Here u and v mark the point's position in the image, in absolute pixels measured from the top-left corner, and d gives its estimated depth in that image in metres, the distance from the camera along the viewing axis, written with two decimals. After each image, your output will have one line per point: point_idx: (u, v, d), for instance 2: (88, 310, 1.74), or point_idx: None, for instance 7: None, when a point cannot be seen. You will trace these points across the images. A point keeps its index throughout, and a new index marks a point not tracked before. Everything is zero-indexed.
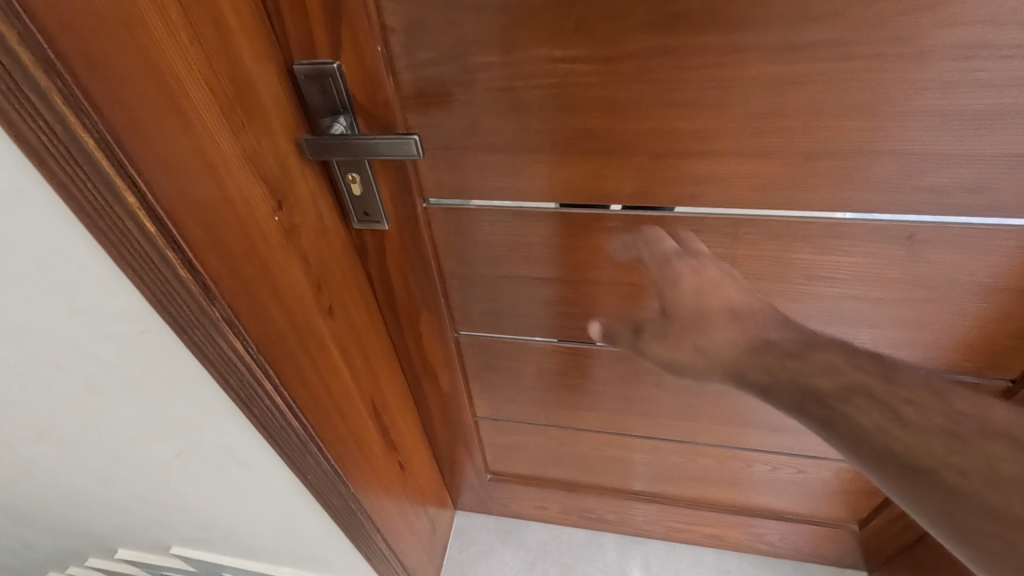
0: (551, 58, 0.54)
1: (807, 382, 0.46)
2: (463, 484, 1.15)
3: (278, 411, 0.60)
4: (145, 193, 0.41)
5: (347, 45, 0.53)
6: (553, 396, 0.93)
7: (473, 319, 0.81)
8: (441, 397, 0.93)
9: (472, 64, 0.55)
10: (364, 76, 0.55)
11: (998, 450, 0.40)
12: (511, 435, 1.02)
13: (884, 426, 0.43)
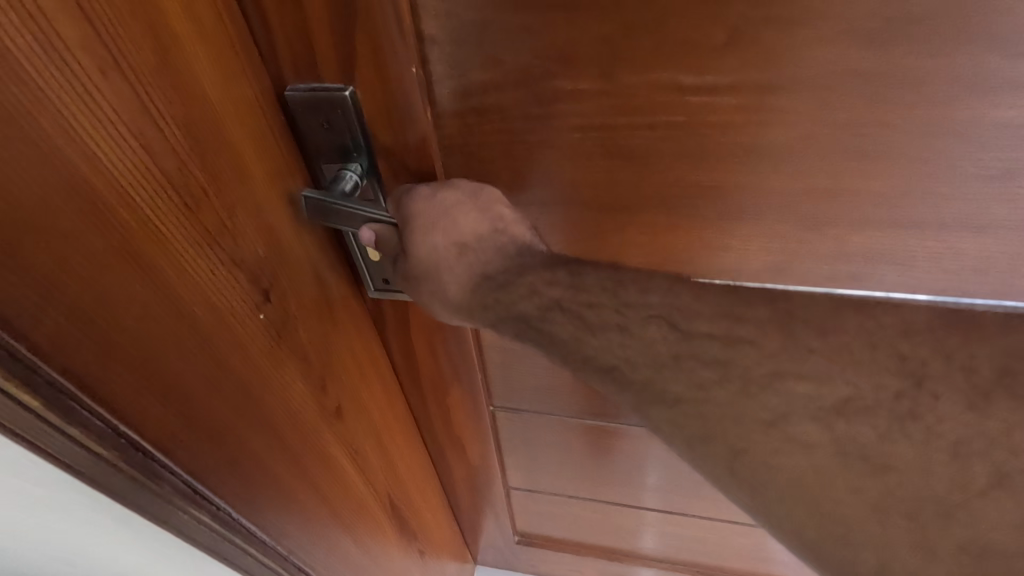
0: (672, 86, 0.35)
1: (529, 310, 0.40)
2: (485, 542, 1.00)
3: (263, 563, 0.44)
4: (17, 352, 0.24)
5: (364, 62, 0.34)
6: (599, 471, 0.77)
7: (514, 392, 0.65)
8: (471, 472, 0.77)
9: (553, 91, 0.36)
10: (390, 115, 0.36)
11: (668, 341, 0.37)
12: (548, 504, 0.87)
13: (577, 333, 0.39)
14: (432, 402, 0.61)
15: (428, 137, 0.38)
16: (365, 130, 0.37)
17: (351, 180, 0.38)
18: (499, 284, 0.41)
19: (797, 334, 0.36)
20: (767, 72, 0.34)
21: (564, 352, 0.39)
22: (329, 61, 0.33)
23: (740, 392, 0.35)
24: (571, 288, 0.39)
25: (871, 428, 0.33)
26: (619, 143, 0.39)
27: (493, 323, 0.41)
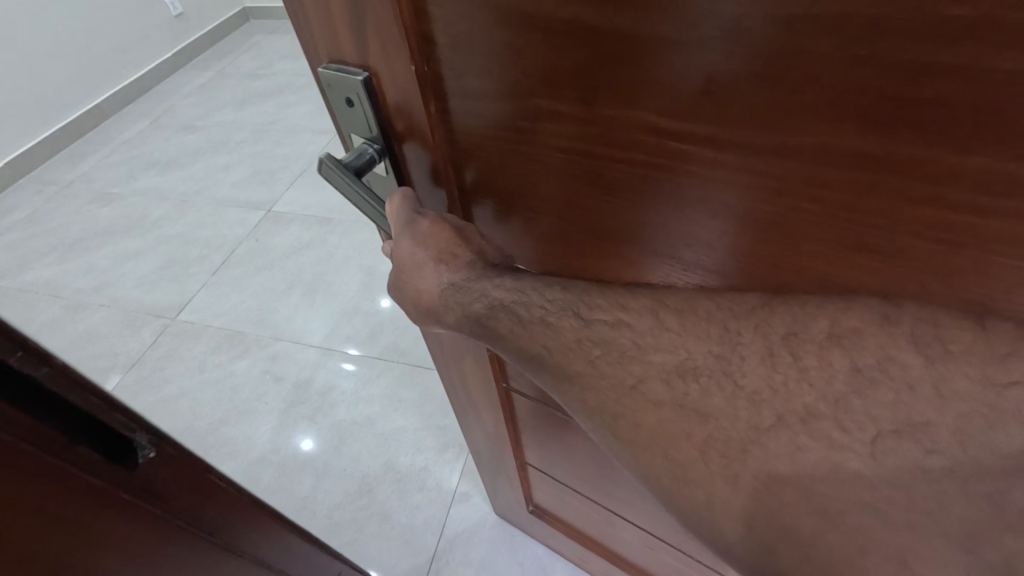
0: (648, 128, 0.28)
1: (474, 312, 0.39)
2: (506, 502, 1.01)
3: None
4: None
5: (378, 53, 0.34)
6: (610, 481, 0.69)
7: (521, 377, 0.61)
8: (490, 437, 0.80)
9: (532, 110, 0.31)
10: (397, 99, 0.36)
11: (576, 327, 0.35)
12: (564, 493, 0.83)
13: (512, 328, 0.37)
14: (450, 358, 0.66)
15: (430, 132, 0.37)
16: (382, 117, 0.39)
17: (367, 157, 0.41)
18: (457, 289, 0.39)
19: (664, 313, 0.33)
20: (759, 133, 0.25)
21: (512, 349, 0.37)
22: (349, 52, 0.35)
23: (615, 362, 0.34)
24: (514, 288, 0.38)
25: (699, 387, 0.31)
26: (598, 170, 0.32)
27: (458, 329, 0.40)
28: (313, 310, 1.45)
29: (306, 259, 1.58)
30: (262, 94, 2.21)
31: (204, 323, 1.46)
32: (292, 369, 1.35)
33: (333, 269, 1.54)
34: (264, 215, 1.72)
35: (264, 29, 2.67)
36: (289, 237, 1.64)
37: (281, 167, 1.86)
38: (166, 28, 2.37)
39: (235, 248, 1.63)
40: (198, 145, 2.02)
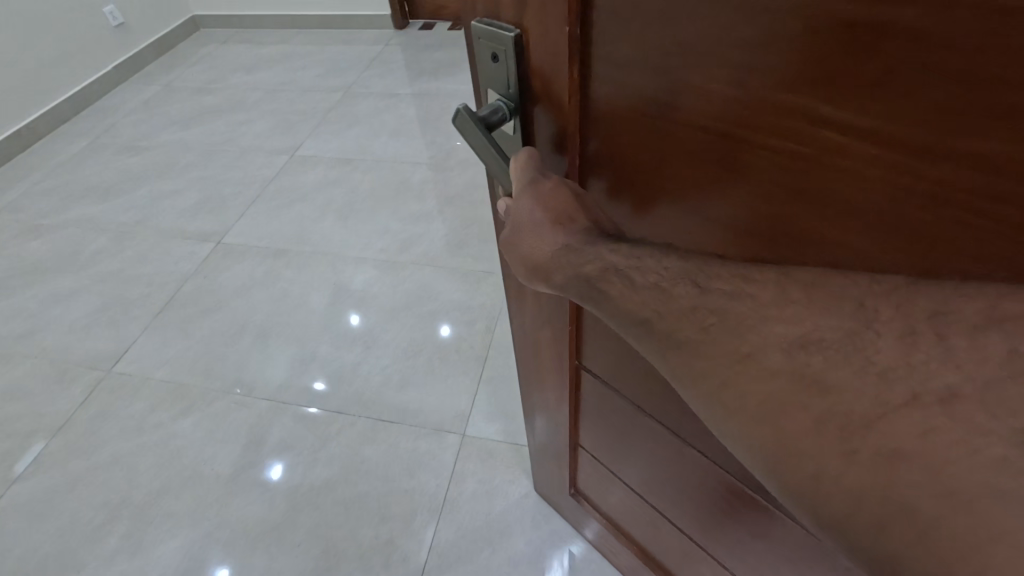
0: (810, 116, 0.28)
1: (586, 271, 0.39)
2: (551, 484, 1.04)
3: None
4: None
5: (534, 11, 0.36)
6: (662, 478, 0.69)
7: (597, 355, 0.61)
8: (550, 409, 0.81)
9: (681, 85, 0.31)
10: (542, 59, 0.38)
11: (690, 295, 0.34)
12: (612, 483, 0.84)
13: (622, 290, 0.37)
14: (530, 322, 0.68)
15: (566, 95, 0.38)
16: (523, 75, 0.41)
17: (499, 113, 0.43)
18: (571, 251, 0.40)
19: (789, 286, 0.32)
20: (929, 122, 0.24)
21: (615, 311, 0.37)
22: (507, 7, 0.38)
23: (730, 327, 0.32)
24: (628, 255, 0.38)
25: (825, 359, 0.29)
26: (733, 154, 0.32)
27: (564, 288, 0.41)
28: (235, 344, 1.50)
29: (260, 298, 1.62)
30: (216, 109, 2.46)
31: (145, 376, 1.44)
32: (247, 420, 1.34)
33: (276, 312, 1.58)
34: (213, 247, 1.79)
35: (205, 44, 2.99)
36: (241, 272, 1.70)
37: (231, 193, 2.00)
38: (104, 39, 2.59)
39: (178, 289, 1.66)
40: (138, 169, 2.15)
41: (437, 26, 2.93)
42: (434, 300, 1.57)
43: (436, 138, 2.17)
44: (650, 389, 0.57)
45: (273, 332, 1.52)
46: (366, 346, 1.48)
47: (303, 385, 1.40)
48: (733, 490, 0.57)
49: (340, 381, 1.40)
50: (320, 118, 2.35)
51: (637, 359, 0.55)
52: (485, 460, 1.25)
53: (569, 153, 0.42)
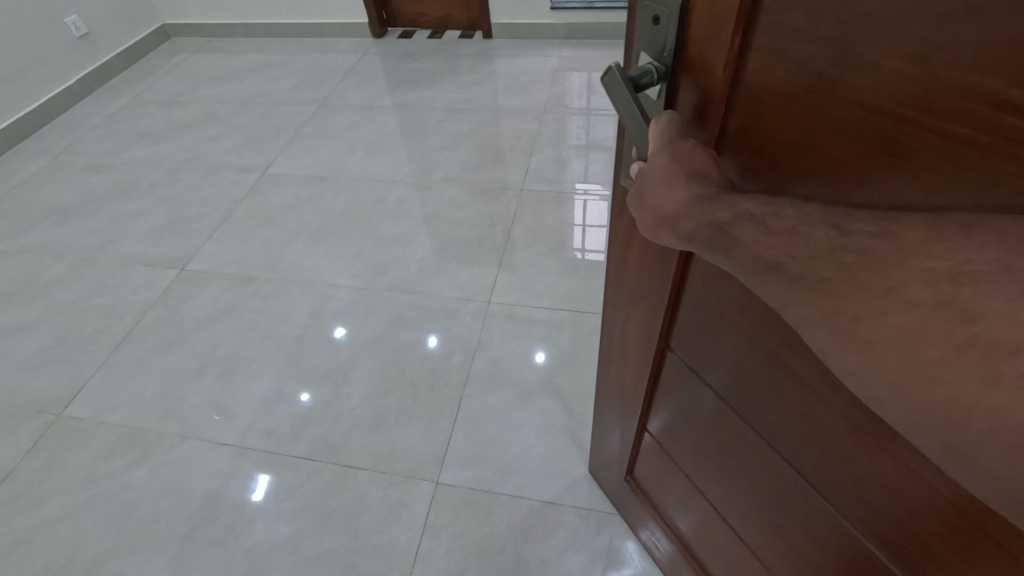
0: (989, 100, 0.27)
1: (715, 220, 0.40)
2: (605, 462, 1.10)
3: None
4: None
5: None
6: (728, 476, 0.69)
7: (685, 337, 0.63)
8: (624, 389, 0.85)
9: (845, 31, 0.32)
10: (705, 25, 0.40)
11: (828, 238, 0.34)
12: (673, 474, 0.85)
13: (754, 235, 0.37)
14: (624, 298, 0.72)
15: (722, 65, 0.40)
16: (681, 40, 0.43)
17: (649, 75, 0.46)
18: (704, 201, 0.41)
19: (943, 227, 0.30)
20: None
21: (746, 259, 0.38)
22: None
23: (868, 262, 0.32)
24: (767, 204, 0.38)
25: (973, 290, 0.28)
26: (891, 140, 0.32)
27: (691, 237, 0.42)
28: (196, 382, 1.56)
29: (225, 331, 1.68)
30: (177, 126, 2.57)
31: (97, 421, 1.49)
32: (223, 462, 1.38)
33: (233, 347, 1.64)
34: (176, 276, 1.87)
35: (180, 53, 3.18)
36: (204, 302, 1.77)
37: (199, 216, 2.09)
38: (71, 50, 2.74)
39: (139, 320, 1.74)
40: (103, 189, 2.25)
41: (414, 33, 3.06)
42: (406, 331, 1.60)
43: (413, 155, 2.22)
44: (735, 379, 0.57)
45: (240, 369, 1.58)
46: (337, 387, 1.50)
47: (280, 429, 1.43)
48: (809, 501, 0.56)
49: (316, 420, 1.44)
50: (292, 134, 2.44)
51: (726, 345, 0.56)
52: (460, 511, 1.25)
53: (708, 127, 0.44)
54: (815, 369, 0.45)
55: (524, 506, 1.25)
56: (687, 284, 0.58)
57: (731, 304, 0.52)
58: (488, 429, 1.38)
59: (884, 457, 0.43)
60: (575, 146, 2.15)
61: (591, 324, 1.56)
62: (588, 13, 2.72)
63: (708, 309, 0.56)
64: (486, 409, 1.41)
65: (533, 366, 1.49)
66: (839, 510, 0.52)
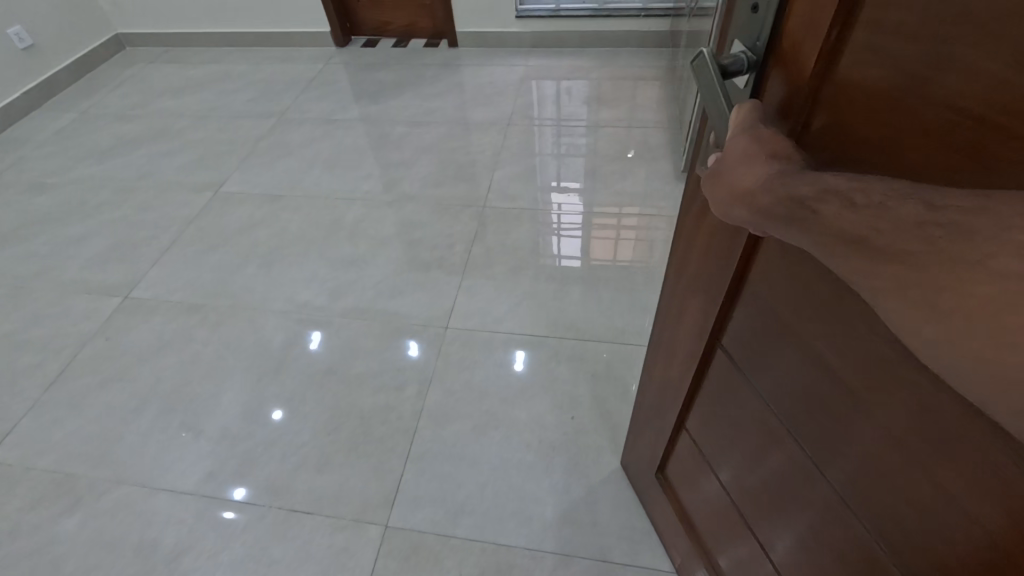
0: None
1: (797, 196, 0.39)
2: (637, 452, 1.12)
3: None
4: None
5: None
6: (753, 478, 0.70)
7: (736, 332, 0.64)
8: (671, 379, 0.87)
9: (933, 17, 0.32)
10: (800, 18, 0.41)
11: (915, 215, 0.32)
12: (702, 471, 0.87)
13: (840, 209, 0.36)
14: (685, 287, 0.73)
15: (815, 57, 0.41)
16: (774, 31, 0.45)
17: (739, 64, 0.48)
18: (786, 175, 0.40)
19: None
20: None
21: (824, 229, 0.38)
22: None
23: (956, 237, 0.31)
24: (854, 178, 0.37)
25: None
26: (982, 136, 0.31)
27: (769, 213, 0.42)
28: (135, 421, 1.43)
29: (168, 364, 1.55)
30: (127, 141, 2.45)
31: (25, 467, 1.35)
32: (161, 510, 1.27)
33: (183, 380, 1.51)
34: (117, 304, 1.73)
35: (138, 63, 3.07)
36: (148, 333, 1.64)
37: (145, 238, 1.96)
38: (13, 60, 2.62)
39: (76, 354, 1.60)
40: (45, 211, 2.11)
41: (379, 42, 3.02)
42: (360, 361, 1.52)
43: (375, 170, 2.16)
44: (778, 378, 0.58)
45: (184, 406, 1.46)
46: (284, 426, 1.39)
47: (224, 474, 1.32)
48: (827, 510, 0.56)
49: (258, 466, 1.33)
50: (248, 149, 2.34)
51: (774, 342, 0.57)
52: (408, 557, 1.16)
53: (790, 121, 0.45)
54: (857, 377, 0.46)
55: (495, 537, 1.18)
56: (745, 279, 0.59)
57: (783, 303, 0.53)
58: (454, 456, 1.31)
59: (914, 470, 0.43)
60: (548, 156, 2.17)
61: (550, 349, 1.50)
62: (553, 22, 2.73)
63: (762, 305, 0.57)
64: (443, 443, 1.33)
65: (491, 394, 1.41)
66: (867, 518, 0.51)
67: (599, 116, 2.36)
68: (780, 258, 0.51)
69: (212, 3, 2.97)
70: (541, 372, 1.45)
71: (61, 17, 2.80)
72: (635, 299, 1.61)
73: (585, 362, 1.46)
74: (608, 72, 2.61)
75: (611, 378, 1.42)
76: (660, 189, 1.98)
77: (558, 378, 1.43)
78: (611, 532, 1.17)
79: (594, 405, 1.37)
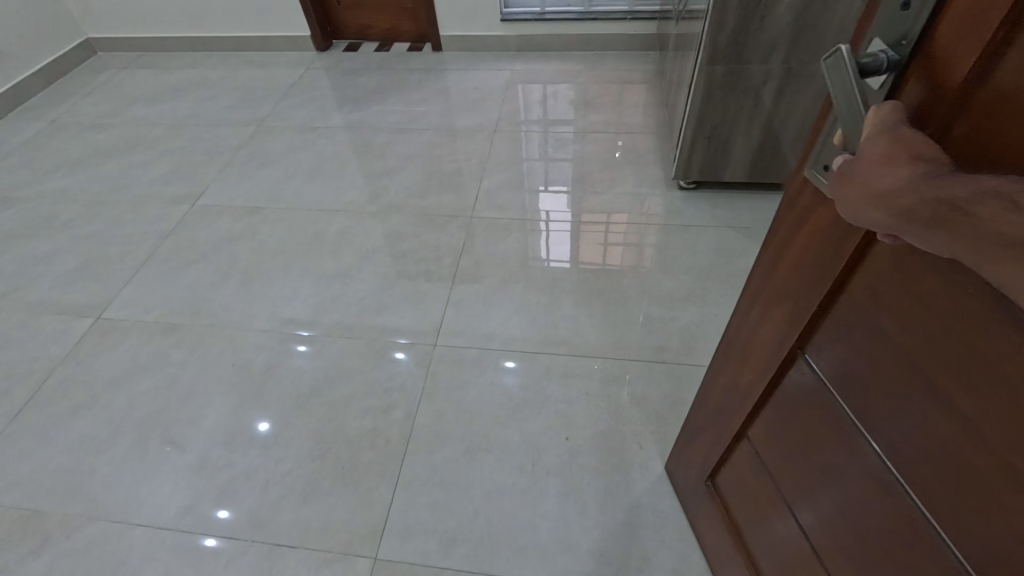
0: None
1: (942, 197, 0.35)
2: (687, 460, 1.10)
3: None
4: None
5: None
6: (821, 495, 0.67)
7: (824, 343, 0.61)
8: (738, 386, 0.83)
9: None
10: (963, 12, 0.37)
11: None
12: (760, 484, 0.83)
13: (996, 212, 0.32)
14: (766, 292, 0.70)
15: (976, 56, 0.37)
16: (929, 27, 0.40)
17: (878, 63, 0.43)
18: (931, 177, 0.36)
19: None
20: None
21: (974, 238, 0.33)
22: None
23: None
24: (1014, 180, 0.32)
25: None
26: None
27: (906, 214, 0.37)
28: (108, 451, 1.36)
29: (143, 389, 1.48)
30: (99, 151, 2.36)
31: None
32: (137, 546, 1.20)
33: (160, 405, 1.44)
34: (89, 325, 1.65)
35: (110, 69, 2.97)
36: (122, 355, 1.56)
37: (118, 254, 1.88)
38: None
39: (46, 379, 1.52)
40: (12, 226, 2.01)
41: (361, 45, 2.96)
42: (345, 382, 1.46)
43: (358, 180, 2.10)
44: (875, 391, 0.54)
45: (159, 434, 1.39)
46: (266, 453, 1.34)
47: (204, 504, 1.26)
48: (916, 537, 0.53)
49: (240, 496, 1.27)
50: (226, 158, 2.26)
51: (875, 356, 0.53)
52: None
53: (932, 123, 0.41)
54: (986, 396, 0.43)
55: (490, 566, 1.14)
56: (848, 286, 0.55)
57: (897, 314, 0.49)
58: (449, 478, 1.27)
59: None
60: (536, 162, 2.13)
61: (542, 366, 1.45)
62: (538, 25, 2.69)
63: (864, 316, 0.53)
64: (435, 467, 1.28)
65: (482, 416, 1.37)
66: (970, 552, 0.47)
67: (588, 121, 2.32)
68: (904, 265, 0.47)
69: (186, 6, 2.88)
70: (533, 391, 1.41)
71: (27, 21, 2.69)
72: (632, 311, 1.57)
73: (578, 380, 1.42)
74: (595, 76, 2.57)
75: (610, 394, 1.39)
76: (649, 195, 1.94)
77: (551, 397, 1.39)
78: (610, 559, 1.14)
79: (594, 422, 1.34)
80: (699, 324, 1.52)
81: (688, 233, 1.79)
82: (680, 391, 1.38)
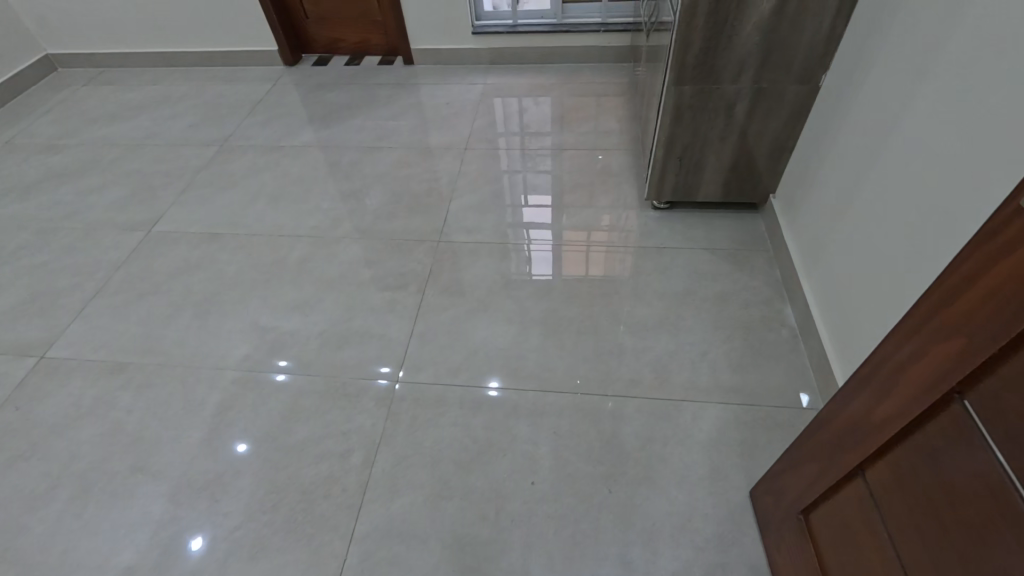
0: None
1: None
2: (783, 489, 1.04)
3: None
4: None
5: None
6: (951, 552, 0.62)
7: (993, 394, 0.56)
8: (863, 419, 0.77)
9: None
10: None
11: None
12: (867, 527, 0.78)
13: None
14: (926, 330, 0.64)
15: None
16: None
17: None
18: None
19: None
20: None
21: None
22: None
23: None
24: None
25: None
26: None
27: None
28: (45, 508, 1.27)
29: (84, 436, 1.39)
30: (51, 174, 2.26)
31: None
32: None
33: (103, 453, 1.36)
34: (31, 365, 1.56)
35: (70, 85, 2.86)
36: (64, 399, 1.47)
37: (68, 287, 1.78)
38: None
39: None
40: None
41: (331, 59, 2.88)
42: (302, 425, 1.38)
43: (325, 202, 2.03)
44: None
45: (101, 487, 1.30)
46: (213, 506, 1.25)
47: (145, 565, 1.18)
48: None
49: (184, 556, 1.18)
50: (187, 180, 2.18)
51: None
52: None
53: None
54: None
55: None
56: None
57: None
58: (404, 532, 1.19)
59: None
60: (516, 174, 2.09)
61: (510, 405, 1.38)
62: (511, 37, 2.62)
63: None
64: (390, 519, 1.21)
65: (442, 460, 1.30)
66: None
67: (565, 136, 2.26)
68: None
69: (147, 21, 2.78)
70: (499, 430, 1.34)
71: None
72: (607, 342, 1.51)
73: (547, 419, 1.35)
74: (572, 89, 2.52)
75: (585, 432, 1.32)
76: (627, 215, 1.88)
77: (519, 437, 1.32)
78: None
79: (566, 464, 1.27)
80: (674, 355, 1.47)
81: (662, 256, 1.73)
82: (654, 428, 1.33)
